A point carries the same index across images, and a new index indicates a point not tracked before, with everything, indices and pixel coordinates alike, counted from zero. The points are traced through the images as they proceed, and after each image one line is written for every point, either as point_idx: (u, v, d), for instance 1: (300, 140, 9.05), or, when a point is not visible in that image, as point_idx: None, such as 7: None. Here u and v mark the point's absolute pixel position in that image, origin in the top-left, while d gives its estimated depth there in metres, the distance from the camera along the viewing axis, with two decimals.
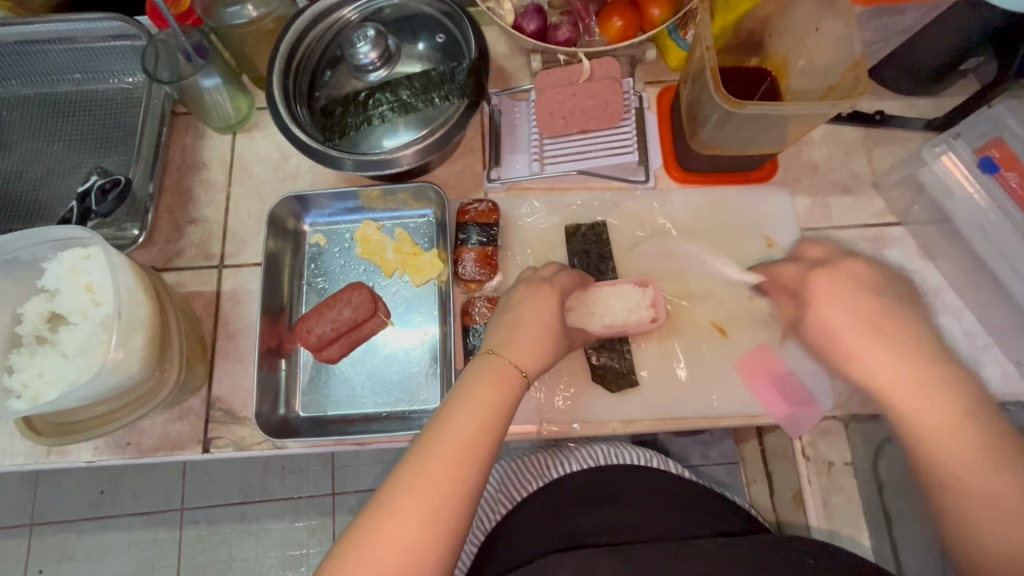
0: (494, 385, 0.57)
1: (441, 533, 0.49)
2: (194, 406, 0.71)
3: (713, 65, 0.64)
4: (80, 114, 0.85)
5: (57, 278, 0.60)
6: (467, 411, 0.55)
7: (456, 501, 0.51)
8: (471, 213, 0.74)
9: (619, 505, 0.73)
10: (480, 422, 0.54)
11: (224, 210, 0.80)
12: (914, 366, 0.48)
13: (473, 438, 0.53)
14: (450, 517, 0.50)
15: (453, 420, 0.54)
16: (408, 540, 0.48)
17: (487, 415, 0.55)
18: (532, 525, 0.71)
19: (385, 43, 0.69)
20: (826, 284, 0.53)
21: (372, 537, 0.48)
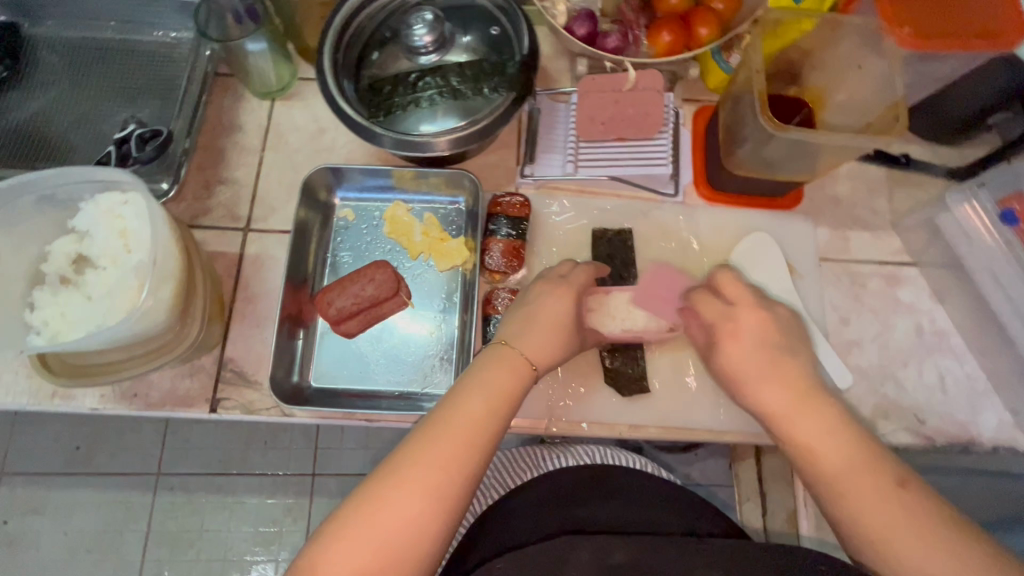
0: (506, 374, 0.57)
1: (440, 512, 0.50)
2: (206, 365, 0.71)
3: (762, 88, 0.65)
4: (119, 62, 0.84)
5: (91, 220, 0.60)
6: (477, 396, 0.55)
7: (457, 482, 0.51)
8: (503, 205, 0.74)
9: (611, 501, 0.73)
10: (488, 407, 0.55)
11: (256, 174, 0.80)
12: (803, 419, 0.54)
13: (480, 423, 0.54)
14: (451, 497, 0.50)
15: (462, 403, 0.55)
16: (409, 512, 0.49)
17: (496, 402, 0.55)
18: (528, 511, 0.71)
19: (440, 28, 0.70)
20: (739, 330, 0.60)
21: (372, 507, 0.49)
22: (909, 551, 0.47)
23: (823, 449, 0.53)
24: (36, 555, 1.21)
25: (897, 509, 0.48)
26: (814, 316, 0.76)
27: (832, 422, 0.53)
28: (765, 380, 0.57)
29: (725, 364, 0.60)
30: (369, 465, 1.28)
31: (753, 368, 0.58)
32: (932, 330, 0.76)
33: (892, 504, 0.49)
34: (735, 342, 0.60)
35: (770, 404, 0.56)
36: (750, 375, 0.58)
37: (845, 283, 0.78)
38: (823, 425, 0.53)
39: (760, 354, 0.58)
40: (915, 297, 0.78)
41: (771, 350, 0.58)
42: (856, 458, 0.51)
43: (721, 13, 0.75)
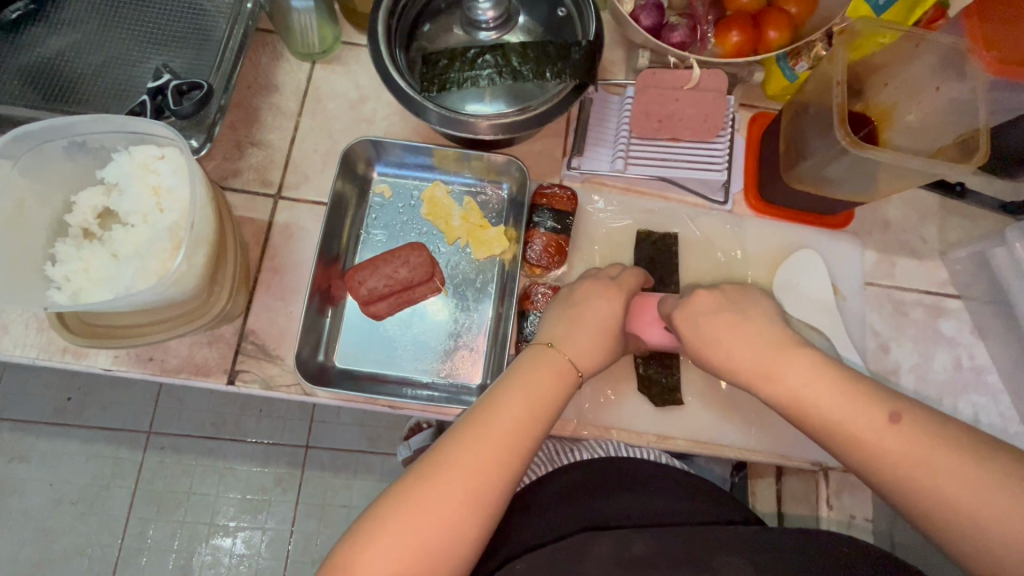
0: (548, 378, 0.55)
1: (476, 517, 0.48)
2: (226, 334, 0.68)
3: (841, 101, 0.63)
4: (153, 6, 0.79)
5: (124, 174, 0.56)
6: (520, 397, 0.53)
7: (496, 486, 0.49)
8: (548, 197, 0.71)
9: (634, 494, 0.69)
10: (529, 412, 0.52)
11: (290, 139, 0.76)
12: (789, 370, 0.54)
13: (522, 426, 0.52)
14: (488, 502, 0.48)
15: (504, 404, 0.52)
16: (444, 516, 0.47)
17: (539, 405, 0.53)
18: (548, 509, 0.68)
19: (505, 5, 0.66)
20: (695, 305, 0.60)
21: (409, 505, 0.47)
22: (936, 478, 0.45)
23: (814, 398, 0.52)
24: (20, 502, 1.19)
25: (908, 437, 0.47)
26: (855, 341, 0.74)
27: (812, 367, 0.53)
28: (735, 348, 0.57)
29: (700, 348, 0.59)
30: (364, 442, 1.26)
31: (724, 336, 0.58)
32: (969, 366, 0.75)
33: (905, 435, 0.47)
34: (702, 321, 0.59)
35: (748, 364, 0.56)
36: (720, 341, 0.58)
37: (887, 310, 0.76)
38: (800, 371, 0.53)
39: (724, 321, 0.59)
40: (956, 330, 0.76)
41: (726, 317, 0.59)
42: (850, 396, 0.51)
43: (794, 17, 0.72)
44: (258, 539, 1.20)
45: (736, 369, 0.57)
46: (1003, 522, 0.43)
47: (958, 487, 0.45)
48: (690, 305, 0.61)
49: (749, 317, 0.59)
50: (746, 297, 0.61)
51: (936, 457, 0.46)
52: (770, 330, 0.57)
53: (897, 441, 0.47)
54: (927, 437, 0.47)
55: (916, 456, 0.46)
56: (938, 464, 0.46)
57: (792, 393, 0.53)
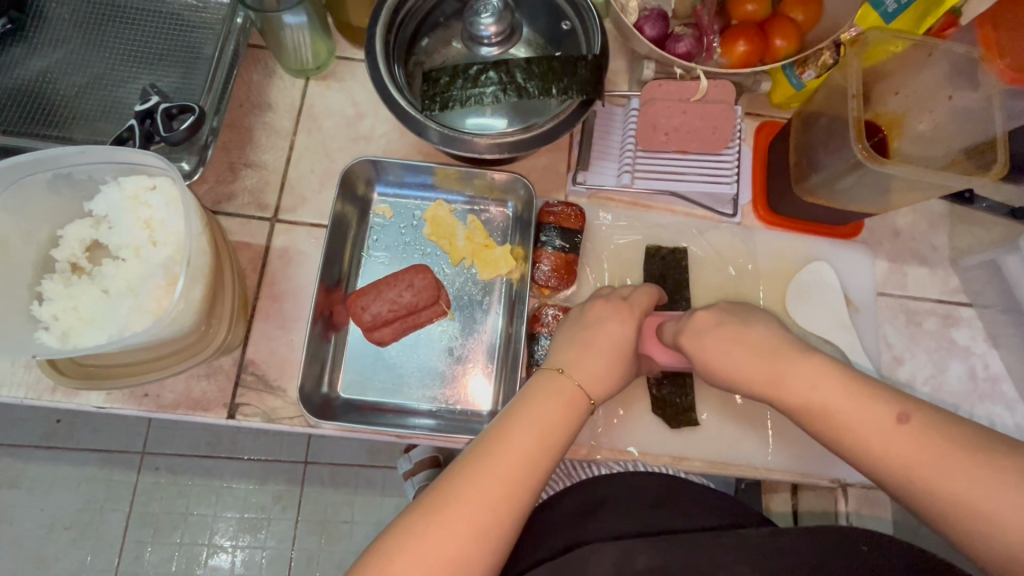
0: (560, 404, 0.53)
1: (485, 553, 0.45)
2: (225, 366, 0.65)
3: (857, 116, 0.61)
4: (139, 23, 0.76)
5: (113, 206, 0.54)
6: (529, 428, 0.51)
7: (508, 521, 0.46)
8: (554, 215, 0.69)
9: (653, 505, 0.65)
10: (541, 440, 0.50)
11: (285, 159, 0.73)
12: (799, 378, 0.52)
13: (532, 459, 0.49)
14: (499, 537, 0.46)
15: (513, 435, 0.50)
16: (453, 553, 0.44)
17: (549, 435, 0.51)
18: (562, 523, 0.64)
19: (508, 19, 0.64)
20: (701, 320, 0.58)
21: (413, 544, 0.44)
22: (972, 500, 0.42)
23: (832, 412, 0.50)
24: (10, 532, 1.15)
25: (934, 450, 0.45)
26: (870, 353, 0.72)
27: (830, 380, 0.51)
28: (745, 361, 0.55)
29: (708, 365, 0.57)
30: (364, 455, 1.23)
31: (730, 349, 0.56)
32: (985, 375, 0.74)
33: (933, 449, 0.45)
34: (709, 339, 0.57)
35: (758, 377, 0.54)
36: (726, 352, 0.56)
37: (901, 321, 0.75)
38: (806, 378, 0.52)
39: (731, 332, 0.57)
40: (970, 339, 0.75)
41: (729, 330, 0.57)
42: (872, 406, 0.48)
43: (799, 25, 0.71)
44: (258, 558, 1.17)
45: (747, 380, 0.55)
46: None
47: (998, 509, 0.42)
48: (692, 323, 0.59)
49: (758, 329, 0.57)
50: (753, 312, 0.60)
51: (968, 471, 0.43)
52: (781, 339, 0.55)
53: (922, 454, 0.45)
54: (961, 453, 0.44)
55: (942, 476, 0.44)
56: (971, 478, 0.43)
57: (814, 414, 0.51)
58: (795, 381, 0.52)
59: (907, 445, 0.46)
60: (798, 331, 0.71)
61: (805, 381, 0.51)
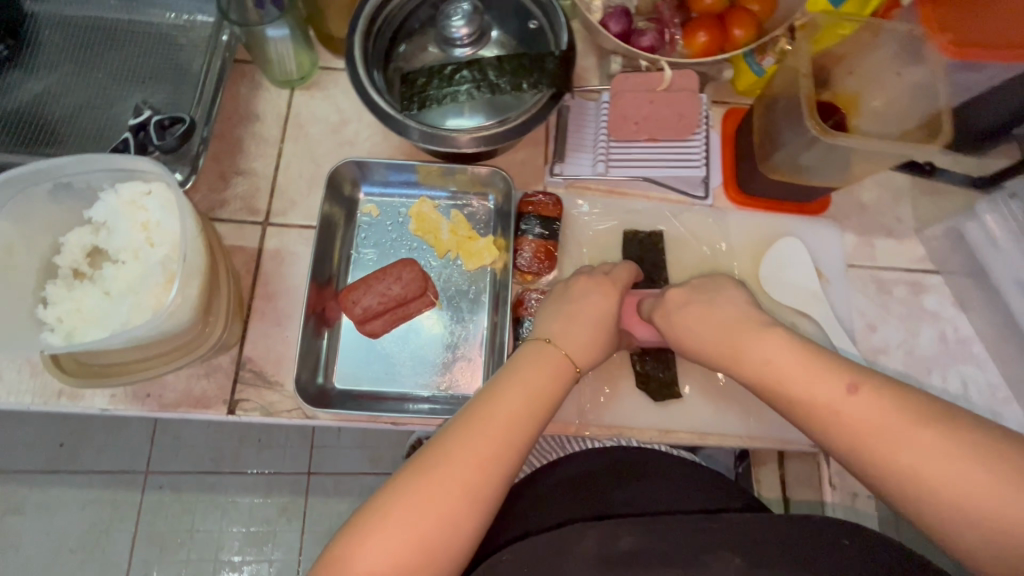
0: (547, 372, 0.56)
1: (476, 510, 0.47)
2: (223, 364, 0.68)
3: (808, 94, 0.65)
4: (130, 45, 0.80)
5: (110, 211, 0.57)
6: (518, 393, 0.53)
7: (497, 479, 0.49)
8: (535, 204, 0.72)
9: (638, 483, 0.67)
10: (528, 405, 0.53)
11: (274, 166, 0.77)
12: (763, 350, 0.54)
13: (520, 422, 0.52)
14: (489, 495, 0.48)
15: (502, 400, 0.53)
16: (445, 509, 0.46)
17: (537, 400, 0.54)
18: (555, 492, 0.67)
19: (479, 21, 0.67)
20: (678, 297, 0.62)
21: (406, 500, 0.47)
22: (914, 470, 0.45)
23: (794, 379, 0.52)
24: (17, 556, 1.16)
25: (889, 414, 0.47)
26: (843, 323, 0.75)
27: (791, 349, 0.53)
28: (711, 333, 0.58)
29: (682, 340, 0.60)
30: (365, 462, 1.25)
31: (699, 321, 0.59)
32: (954, 338, 0.77)
33: (882, 418, 0.47)
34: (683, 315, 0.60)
35: (725, 350, 0.57)
36: (694, 327, 0.59)
37: (871, 290, 0.78)
38: (768, 348, 0.54)
39: (698, 307, 0.60)
40: (939, 305, 0.78)
41: (704, 304, 0.60)
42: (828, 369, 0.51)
43: (756, 15, 0.75)
44: (265, 572, 1.18)
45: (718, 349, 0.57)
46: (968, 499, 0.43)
47: (938, 480, 0.44)
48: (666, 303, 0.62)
49: (723, 305, 0.59)
50: (719, 283, 0.62)
51: (915, 440, 0.45)
52: (746, 312, 0.58)
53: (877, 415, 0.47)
54: (909, 428, 0.46)
55: (887, 445, 0.46)
56: (917, 444, 0.45)
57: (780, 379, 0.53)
58: (760, 351, 0.54)
59: (859, 416, 0.48)
60: (773, 304, 0.75)
61: (767, 353, 0.54)
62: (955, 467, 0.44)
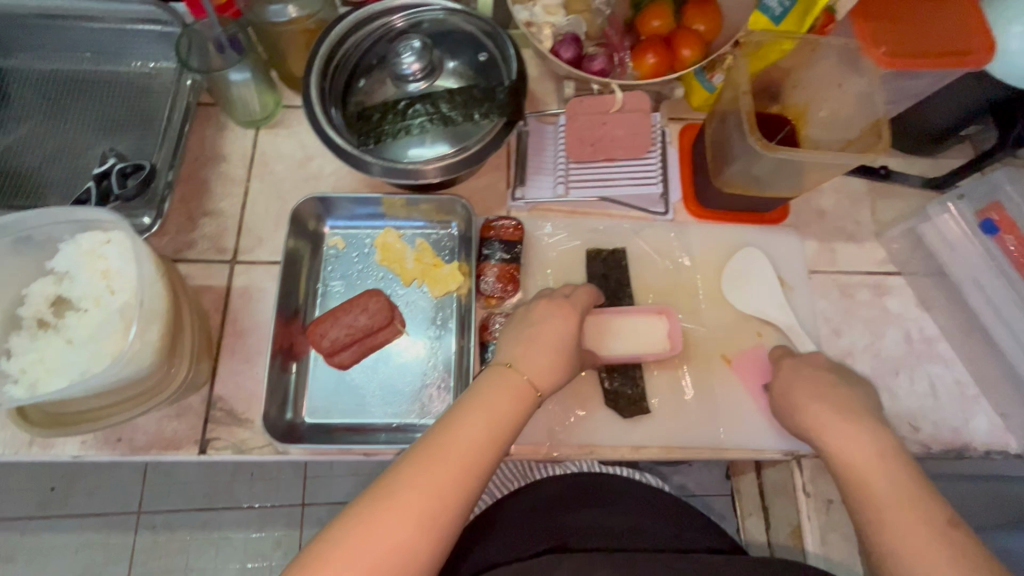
0: (507, 397, 0.56)
1: (432, 538, 0.48)
2: (194, 404, 0.68)
3: (749, 110, 0.67)
4: (98, 95, 0.82)
5: (71, 261, 0.58)
6: (477, 419, 0.54)
7: (455, 507, 0.49)
8: (496, 230, 0.74)
9: (606, 510, 0.72)
10: (488, 431, 0.53)
11: (241, 205, 0.78)
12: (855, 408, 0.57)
13: (479, 449, 0.52)
14: (446, 523, 0.49)
15: (462, 428, 0.53)
16: (400, 538, 0.47)
17: (496, 427, 0.54)
18: (520, 520, 0.70)
19: (428, 56, 0.70)
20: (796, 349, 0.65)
21: (364, 528, 0.47)
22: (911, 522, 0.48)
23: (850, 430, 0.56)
24: None
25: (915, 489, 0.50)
26: (808, 329, 0.76)
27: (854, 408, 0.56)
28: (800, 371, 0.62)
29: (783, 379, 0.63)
30: (359, 493, 1.24)
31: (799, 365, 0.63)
32: (919, 338, 0.78)
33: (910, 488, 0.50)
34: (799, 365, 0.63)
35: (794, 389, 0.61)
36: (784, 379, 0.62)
37: (834, 295, 0.79)
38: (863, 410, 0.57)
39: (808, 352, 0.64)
40: (902, 306, 0.79)
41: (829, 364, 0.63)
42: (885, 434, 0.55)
43: (702, 35, 0.77)
44: None
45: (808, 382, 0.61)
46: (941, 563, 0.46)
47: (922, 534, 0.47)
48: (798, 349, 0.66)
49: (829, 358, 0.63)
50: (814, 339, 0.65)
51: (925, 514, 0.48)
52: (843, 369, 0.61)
53: (890, 470, 0.51)
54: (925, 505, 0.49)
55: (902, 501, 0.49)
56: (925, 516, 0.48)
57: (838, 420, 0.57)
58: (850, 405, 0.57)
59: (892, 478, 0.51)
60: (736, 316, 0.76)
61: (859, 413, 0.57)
62: (932, 527, 0.47)
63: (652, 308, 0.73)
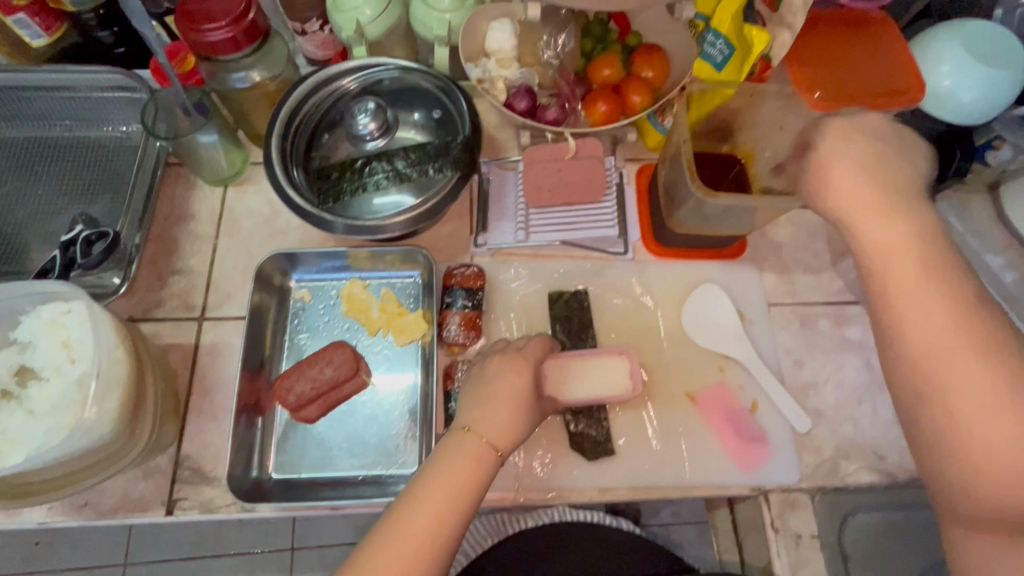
0: (468, 463, 0.56)
1: None
2: (161, 465, 0.69)
3: (690, 157, 0.70)
4: (71, 160, 0.84)
5: (32, 332, 0.59)
6: (439, 489, 0.54)
7: None
8: (457, 277, 0.76)
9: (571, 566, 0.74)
10: (451, 502, 0.54)
11: (210, 262, 0.80)
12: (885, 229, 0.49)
13: (443, 520, 0.53)
14: None
15: (423, 499, 0.53)
16: None
17: (458, 495, 0.54)
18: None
19: (383, 116, 0.73)
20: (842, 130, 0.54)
21: None
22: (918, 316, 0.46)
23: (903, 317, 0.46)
24: None
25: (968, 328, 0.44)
26: (768, 362, 0.78)
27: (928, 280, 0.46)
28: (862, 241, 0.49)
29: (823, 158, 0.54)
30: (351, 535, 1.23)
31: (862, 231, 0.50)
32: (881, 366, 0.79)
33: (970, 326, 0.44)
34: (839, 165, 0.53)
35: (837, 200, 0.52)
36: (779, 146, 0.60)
37: (795, 326, 0.81)
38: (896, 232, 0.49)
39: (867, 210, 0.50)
40: (862, 335, 0.80)
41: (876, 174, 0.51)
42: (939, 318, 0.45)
43: (651, 81, 0.80)
44: None
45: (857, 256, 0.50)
46: (979, 391, 0.43)
47: (943, 336, 0.45)
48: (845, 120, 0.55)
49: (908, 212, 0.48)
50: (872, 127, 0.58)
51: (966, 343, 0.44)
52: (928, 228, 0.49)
53: (929, 297, 0.46)
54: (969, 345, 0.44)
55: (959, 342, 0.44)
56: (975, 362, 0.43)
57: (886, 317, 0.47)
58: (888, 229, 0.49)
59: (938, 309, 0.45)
60: (697, 352, 0.77)
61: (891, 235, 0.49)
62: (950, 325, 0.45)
63: (612, 349, 0.74)
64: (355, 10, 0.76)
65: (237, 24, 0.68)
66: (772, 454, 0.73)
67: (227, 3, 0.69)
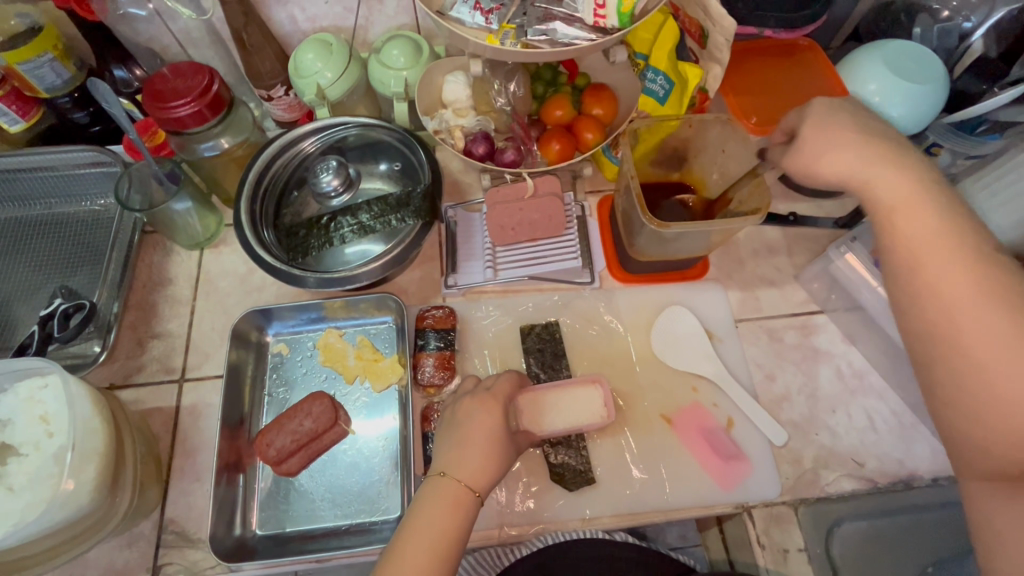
0: (448, 511, 0.57)
1: None
2: (145, 530, 0.69)
3: (638, 191, 0.73)
4: (51, 236, 0.87)
5: (10, 408, 0.61)
6: (421, 543, 0.55)
7: None
8: (429, 320, 0.79)
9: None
10: (434, 551, 0.54)
11: (188, 324, 0.82)
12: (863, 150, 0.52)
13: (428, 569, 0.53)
14: None
15: (407, 553, 0.54)
16: None
17: (440, 544, 0.55)
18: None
19: (345, 172, 0.78)
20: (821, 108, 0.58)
21: None
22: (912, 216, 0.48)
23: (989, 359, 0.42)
24: None
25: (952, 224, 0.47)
26: (739, 378, 0.79)
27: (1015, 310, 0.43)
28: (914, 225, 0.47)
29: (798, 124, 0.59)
30: None
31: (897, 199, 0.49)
32: (851, 372, 0.80)
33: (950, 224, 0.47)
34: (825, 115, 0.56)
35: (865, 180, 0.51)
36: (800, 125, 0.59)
37: (763, 340, 0.83)
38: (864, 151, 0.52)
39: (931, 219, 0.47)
40: (829, 342, 0.82)
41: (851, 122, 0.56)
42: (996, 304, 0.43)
43: (601, 118, 0.83)
44: None
45: (903, 269, 0.48)
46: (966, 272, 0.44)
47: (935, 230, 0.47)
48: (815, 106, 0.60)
49: (1007, 263, 0.44)
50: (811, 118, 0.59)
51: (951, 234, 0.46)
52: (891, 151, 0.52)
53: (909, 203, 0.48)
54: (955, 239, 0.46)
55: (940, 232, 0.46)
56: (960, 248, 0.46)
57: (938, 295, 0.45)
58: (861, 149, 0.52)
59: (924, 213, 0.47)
60: (667, 371, 0.79)
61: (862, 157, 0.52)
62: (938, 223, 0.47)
63: (586, 378, 0.75)
64: (315, 75, 0.80)
65: (201, 99, 0.72)
66: (752, 471, 0.73)
67: (193, 80, 0.73)
